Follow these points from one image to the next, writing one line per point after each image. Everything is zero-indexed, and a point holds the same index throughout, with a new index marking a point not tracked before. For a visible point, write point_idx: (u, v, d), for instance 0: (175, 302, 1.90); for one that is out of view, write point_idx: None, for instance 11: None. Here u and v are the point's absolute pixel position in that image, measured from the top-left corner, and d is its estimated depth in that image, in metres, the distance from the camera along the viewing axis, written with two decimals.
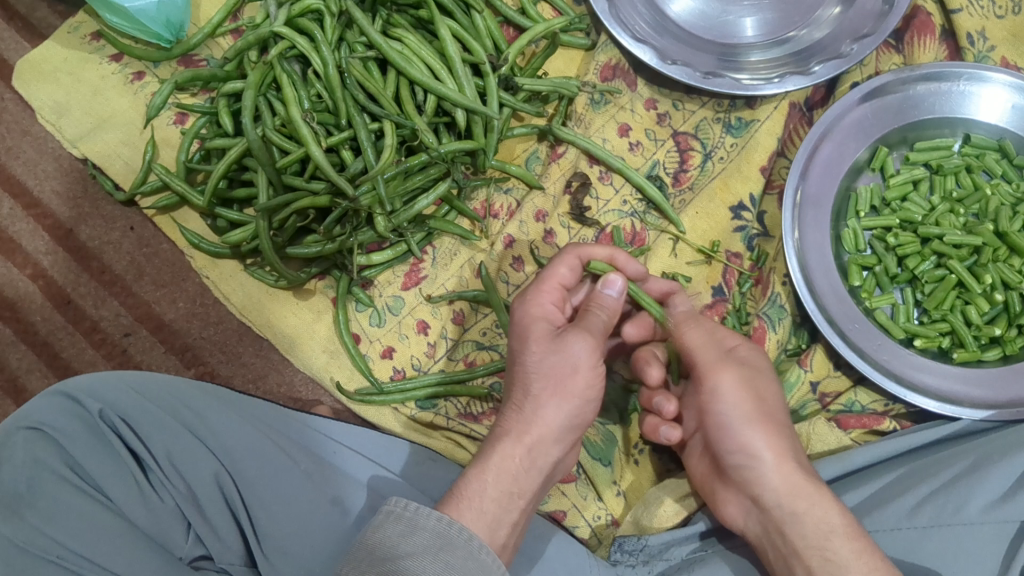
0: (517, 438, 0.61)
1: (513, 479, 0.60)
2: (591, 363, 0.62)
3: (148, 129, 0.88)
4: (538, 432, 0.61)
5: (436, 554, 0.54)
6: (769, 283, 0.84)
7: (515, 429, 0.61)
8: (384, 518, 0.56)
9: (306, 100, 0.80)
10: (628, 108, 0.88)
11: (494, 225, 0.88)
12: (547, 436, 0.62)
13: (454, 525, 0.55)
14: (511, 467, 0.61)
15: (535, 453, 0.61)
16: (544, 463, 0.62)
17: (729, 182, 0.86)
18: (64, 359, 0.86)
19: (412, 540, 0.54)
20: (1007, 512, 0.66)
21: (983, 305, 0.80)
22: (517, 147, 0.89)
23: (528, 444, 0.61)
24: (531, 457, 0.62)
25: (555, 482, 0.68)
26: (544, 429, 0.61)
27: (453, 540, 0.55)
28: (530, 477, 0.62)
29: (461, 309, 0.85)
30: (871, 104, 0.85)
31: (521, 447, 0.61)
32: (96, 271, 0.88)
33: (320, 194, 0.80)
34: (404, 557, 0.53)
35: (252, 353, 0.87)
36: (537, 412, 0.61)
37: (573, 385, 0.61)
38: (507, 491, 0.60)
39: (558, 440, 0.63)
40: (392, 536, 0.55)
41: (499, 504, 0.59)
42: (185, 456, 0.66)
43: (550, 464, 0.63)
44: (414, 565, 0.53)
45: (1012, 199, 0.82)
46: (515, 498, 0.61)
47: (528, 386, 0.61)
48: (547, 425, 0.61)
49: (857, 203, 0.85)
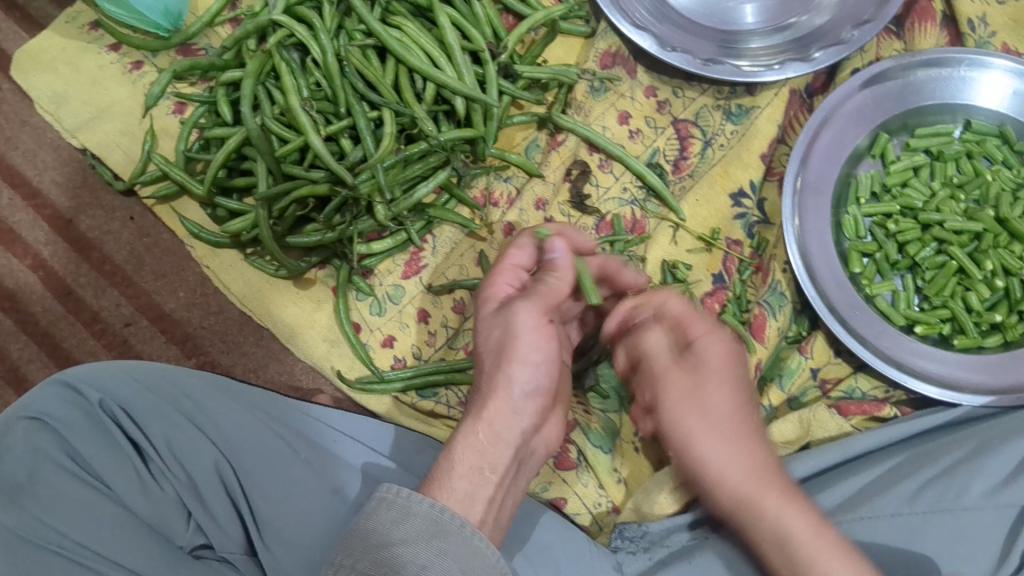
0: (482, 412, 0.60)
1: (480, 454, 0.59)
2: (540, 325, 0.61)
3: (147, 119, 0.88)
4: (502, 404, 0.60)
5: (429, 540, 0.54)
6: (769, 271, 0.84)
7: (479, 401, 0.61)
8: (377, 505, 0.56)
9: (305, 89, 0.79)
10: (628, 95, 0.87)
11: (494, 213, 0.87)
12: (513, 406, 0.61)
13: (446, 511, 0.55)
14: (477, 441, 0.60)
15: (497, 427, 0.60)
16: (510, 436, 0.61)
17: (729, 169, 0.86)
18: (65, 349, 0.86)
19: (405, 527, 0.54)
20: (1008, 497, 0.67)
21: (984, 291, 0.80)
22: (517, 134, 0.89)
23: (492, 418, 0.60)
24: (495, 431, 0.60)
25: (536, 463, 0.68)
26: (503, 401, 0.60)
27: (445, 528, 0.55)
28: (501, 446, 0.60)
29: (461, 298, 0.85)
30: (872, 90, 0.85)
31: (481, 424, 0.60)
32: (96, 262, 0.88)
33: (320, 183, 0.80)
34: (396, 544, 0.54)
35: (252, 343, 0.87)
36: (500, 386, 0.60)
37: (519, 349, 0.60)
38: (475, 467, 0.59)
39: (520, 413, 0.61)
40: (384, 522, 0.55)
41: (469, 479, 0.59)
42: (186, 445, 0.66)
43: (519, 436, 0.61)
44: (406, 552, 0.53)
45: (1012, 185, 0.82)
46: (486, 473, 0.60)
47: (490, 360, 0.62)
48: (506, 397, 0.60)
49: (857, 190, 0.84)
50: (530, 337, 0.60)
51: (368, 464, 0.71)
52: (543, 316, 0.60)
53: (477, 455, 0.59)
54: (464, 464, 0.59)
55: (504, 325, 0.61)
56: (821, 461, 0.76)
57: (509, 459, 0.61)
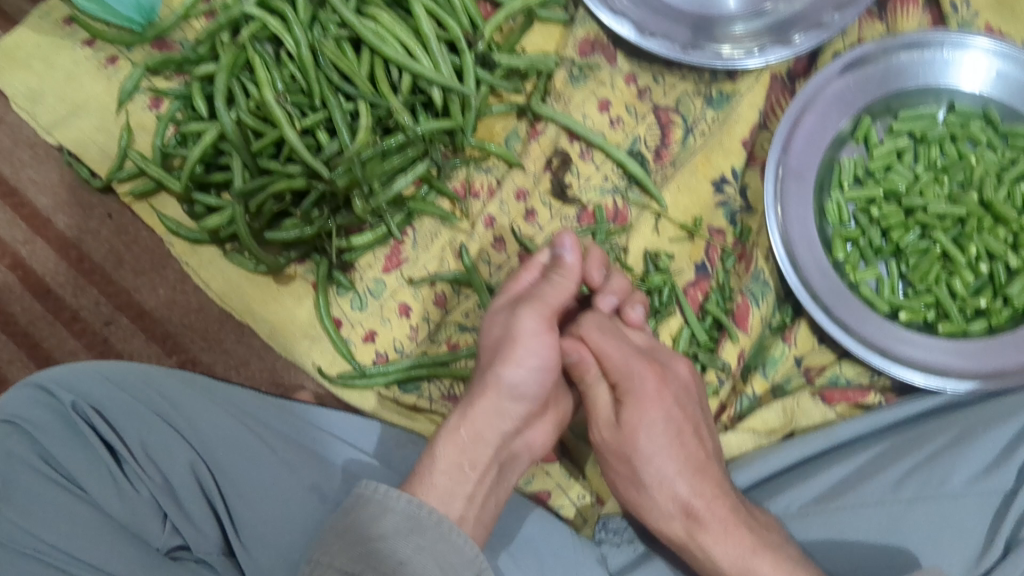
0: (468, 411, 0.62)
1: (460, 450, 0.60)
2: (543, 329, 0.62)
3: (123, 114, 0.87)
4: (488, 405, 0.62)
5: (407, 537, 0.54)
6: (752, 258, 0.83)
7: (468, 400, 0.62)
8: (356, 501, 0.56)
9: (280, 82, 0.78)
10: (608, 83, 0.86)
11: (475, 205, 0.86)
12: (501, 406, 0.62)
13: (424, 507, 0.56)
14: (463, 439, 0.61)
15: (480, 424, 0.61)
16: (494, 437, 0.62)
17: (711, 157, 0.85)
18: (45, 349, 0.86)
19: (384, 522, 0.54)
20: (990, 484, 0.67)
21: (968, 276, 0.79)
22: (496, 125, 0.87)
23: (476, 417, 0.62)
24: (478, 429, 0.62)
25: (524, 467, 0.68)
26: (492, 399, 0.62)
27: (424, 523, 0.55)
28: (485, 446, 0.62)
29: (443, 291, 0.85)
30: (854, 74, 0.84)
31: (466, 422, 0.61)
32: (74, 260, 0.87)
33: (296, 177, 0.78)
34: (376, 539, 0.53)
35: (234, 340, 0.86)
36: (490, 384, 0.62)
37: (516, 350, 0.62)
38: (457, 464, 0.60)
39: (507, 415, 0.62)
40: (364, 518, 0.54)
41: (449, 474, 0.59)
42: (161, 446, 0.66)
43: (502, 437, 0.62)
44: (387, 547, 0.53)
45: (997, 168, 0.81)
46: (467, 469, 0.60)
47: (486, 363, 0.64)
48: (496, 395, 0.62)
49: (840, 175, 0.84)
50: (530, 340, 0.61)
51: (349, 461, 0.71)
52: (546, 320, 0.62)
53: (458, 449, 0.60)
54: (448, 459, 0.60)
55: (508, 326, 0.63)
56: (804, 450, 0.76)
57: (491, 457, 0.62)
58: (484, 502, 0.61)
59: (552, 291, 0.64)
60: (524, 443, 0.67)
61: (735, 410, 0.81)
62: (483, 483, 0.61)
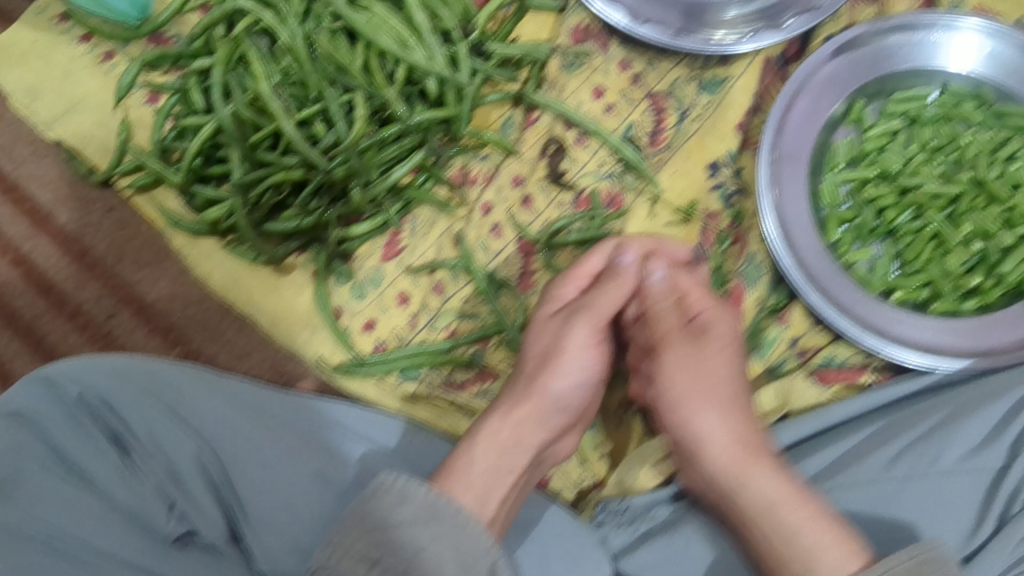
0: (513, 416, 0.65)
1: (500, 452, 0.63)
2: (595, 346, 0.67)
3: (121, 110, 0.87)
4: (534, 412, 0.65)
5: (425, 524, 0.55)
6: (747, 242, 0.84)
7: (514, 406, 0.65)
8: (374, 490, 0.56)
9: (276, 75, 0.79)
10: (602, 70, 0.87)
11: (472, 192, 0.87)
12: (547, 411, 0.65)
13: (442, 496, 0.56)
14: (505, 445, 0.63)
15: (521, 429, 0.64)
16: (533, 442, 0.65)
17: (705, 141, 0.86)
18: (49, 343, 0.87)
19: (403, 509, 0.55)
20: (983, 460, 0.68)
21: (963, 254, 0.79)
22: (492, 113, 0.88)
23: (523, 423, 0.64)
24: (519, 433, 0.64)
25: (543, 474, 0.70)
26: (533, 404, 0.65)
27: (442, 513, 0.56)
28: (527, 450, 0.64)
29: (442, 279, 0.85)
30: (846, 57, 0.84)
31: (506, 425, 0.64)
32: (76, 255, 0.88)
33: (294, 169, 0.79)
34: (396, 526, 0.54)
35: (235, 331, 0.87)
36: (536, 389, 0.65)
37: (562, 360, 0.66)
38: (496, 464, 0.62)
39: (546, 422, 0.65)
40: (383, 506, 0.55)
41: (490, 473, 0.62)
42: (167, 435, 0.67)
43: (541, 443, 0.65)
44: (404, 535, 0.54)
45: (991, 147, 0.81)
46: (505, 472, 0.63)
47: (530, 370, 0.67)
48: (537, 400, 0.65)
49: (833, 157, 0.85)
50: (574, 352, 0.66)
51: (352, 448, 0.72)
52: (592, 333, 0.66)
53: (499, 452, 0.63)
54: (488, 462, 0.62)
55: (554, 336, 0.67)
56: (800, 431, 0.77)
57: (528, 463, 0.64)
58: (515, 503, 0.64)
59: (602, 298, 0.67)
60: (555, 452, 0.70)
61: None
62: (518, 485, 0.63)
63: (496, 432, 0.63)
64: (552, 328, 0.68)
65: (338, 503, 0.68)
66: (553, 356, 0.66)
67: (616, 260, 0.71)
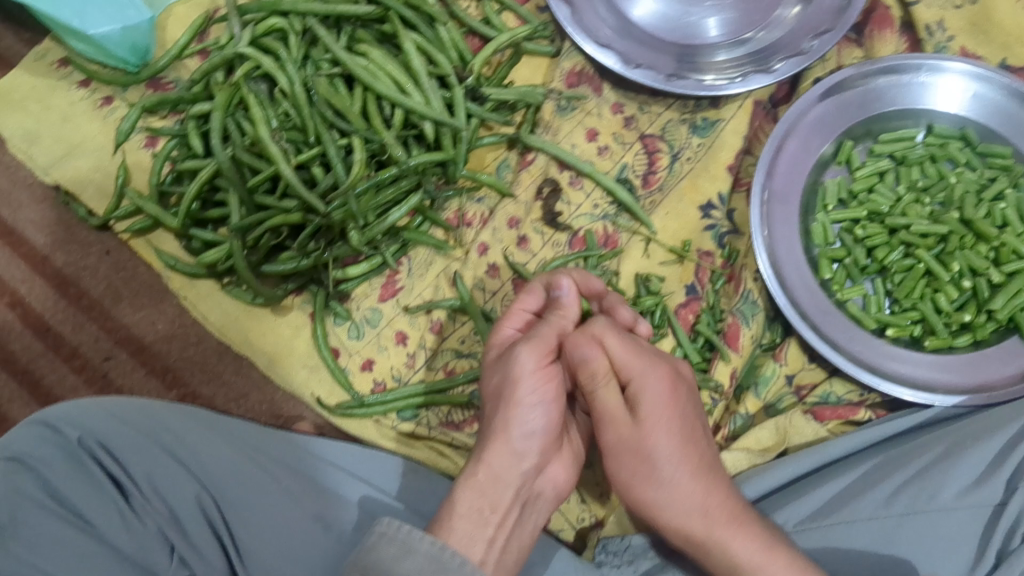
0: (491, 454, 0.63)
1: (480, 495, 0.61)
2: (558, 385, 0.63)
3: (119, 153, 0.88)
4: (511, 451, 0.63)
5: None
6: (741, 280, 0.85)
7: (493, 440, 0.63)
8: (378, 539, 0.56)
9: (274, 119, 0.80)
10: (596, 113, 0.89)
11: (468, 233, 0.88)
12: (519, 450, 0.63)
13: (446, 549, 0.56)
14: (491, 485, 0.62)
15: (498, 469, 0.62)
16: (514, 480, 0.63)
17: (697, 183, 0.87)
18: (46, 386, 0.87)
19: (406, 563, 0.54)
20: (980, 497, 0.68)
21: (953, 292, 0.81)
22: (488, 155, 0.89)
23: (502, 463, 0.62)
24: (497, 473, 0.62)
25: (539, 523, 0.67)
26: (505, 443, 0.63)
27: (447, 566, 0.55)
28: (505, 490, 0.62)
29: (439, 318, 0.86)
30: (833, 100, 0.86)
31: (481, 466, 0.62)
32: (73, 297, 0.88)
33: (293, 212, 0.80)
34: None
35: (233, 372, 0.87)
36: (501, 427, 0.63)
37: (518, 392, 0.62)
38: (476, 508, 0.61)
39: (524, 460, 0.63)
40: (387, 558, 0.55)
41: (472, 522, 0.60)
42: (167, 477, 0.66)
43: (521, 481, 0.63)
44: None
45: (977, 186, 0.83)
46: (486, 513, 0.61)
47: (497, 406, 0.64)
48: (507, 439, 0.63)
49: (824, 197, 0.86)
50: (529, 380, 0.62)
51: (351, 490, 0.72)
52: (545, 359, 0.63)
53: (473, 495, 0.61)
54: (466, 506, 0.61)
55: (505, 367, 0.64)
56: (797, 468, 0.77)
57: (510, 501, 0.62)
58: (505, 546, 0.62)
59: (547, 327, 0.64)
60: (546, 480, 0.67)
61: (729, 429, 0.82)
62: (504, 524, 0.62)
63: (473, 475, 0.62)
64: (499, 361, 0.65)
65: (337, 546, 0.68)
66: (509, 389, 0.63)
67: (554, 293, 0.68)
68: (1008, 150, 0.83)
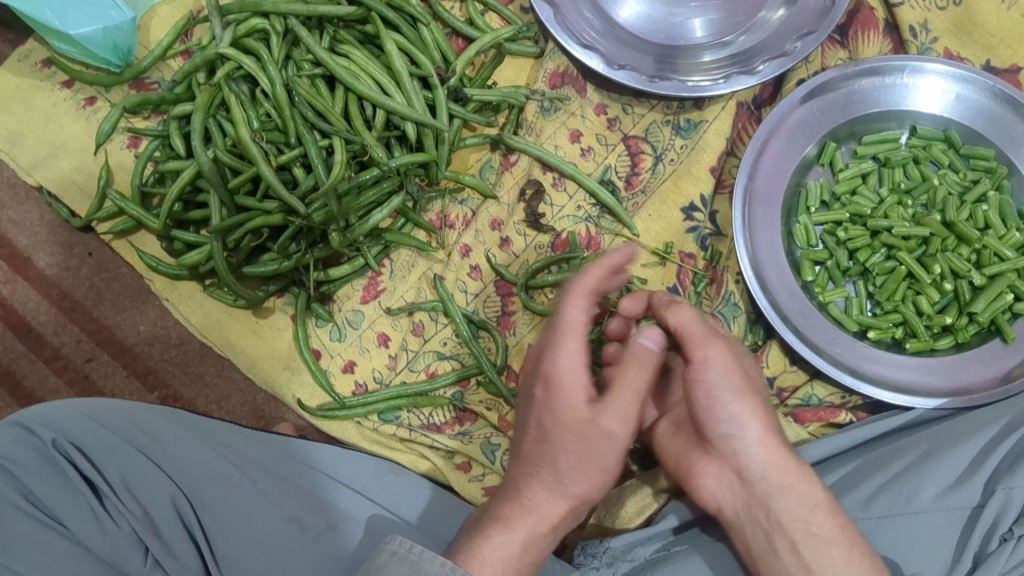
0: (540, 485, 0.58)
1: (532, 541, 0.58)
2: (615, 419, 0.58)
3: (102, 154, 0.88)
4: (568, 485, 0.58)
5: None
6: (723, 282, 0.85)
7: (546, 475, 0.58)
8: (388, 558, 0.54)
9: (255, 120, 0.80)
10: (579, 114, 0.88)
11: (450, 235, 0.88)
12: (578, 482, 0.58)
13: (457, 571, 0.53)
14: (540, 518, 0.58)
15: (550, 514, 0.58)
16: (561, 523, 0.60)
17: (680, 184, 0.87)
18: (27, 387, 0.87)
19: None
20: (957, 500, 0.68)
21: (934, 294, 0.81)
22: (471, 157, 0.89)
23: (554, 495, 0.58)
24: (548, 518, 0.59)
25: None
26: (560, 491, 0.58)
27: None
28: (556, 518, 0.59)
29: (421, 320, 0.85)
30: (816, 101, 0.86)
31: (530, 513, 0.58)
32: (56, 298, 0.88)
33: (273, 213, 0.80)
34: None
35: (214, 373, 0.87)
36: (554, 477, 0.58)
37: (587, 451, 0.57)
38: (523, 553, 0.58)
39: (573, 502, 0.60)
40: None
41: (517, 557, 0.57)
42: (143, 479, 0.66)
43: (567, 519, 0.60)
44: None
45: (959, 188, 0.84)
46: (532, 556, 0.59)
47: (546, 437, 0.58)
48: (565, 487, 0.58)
49: (807, 199, 0.86)
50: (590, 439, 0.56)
51: (330, 493, 0.72)
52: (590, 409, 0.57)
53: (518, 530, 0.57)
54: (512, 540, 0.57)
55: (558, 411, 0.57)
56: None
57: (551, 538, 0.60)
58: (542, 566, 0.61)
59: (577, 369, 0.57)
60: None
61: None
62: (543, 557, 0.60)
63: (523, 522, 0.58)
64: (547, 401, 0.58)
65: (314, 548, 0.68)
66: (567, 440, 0.57)
67: (584, 314, 0.59)
68: (991, 152, 0.83)
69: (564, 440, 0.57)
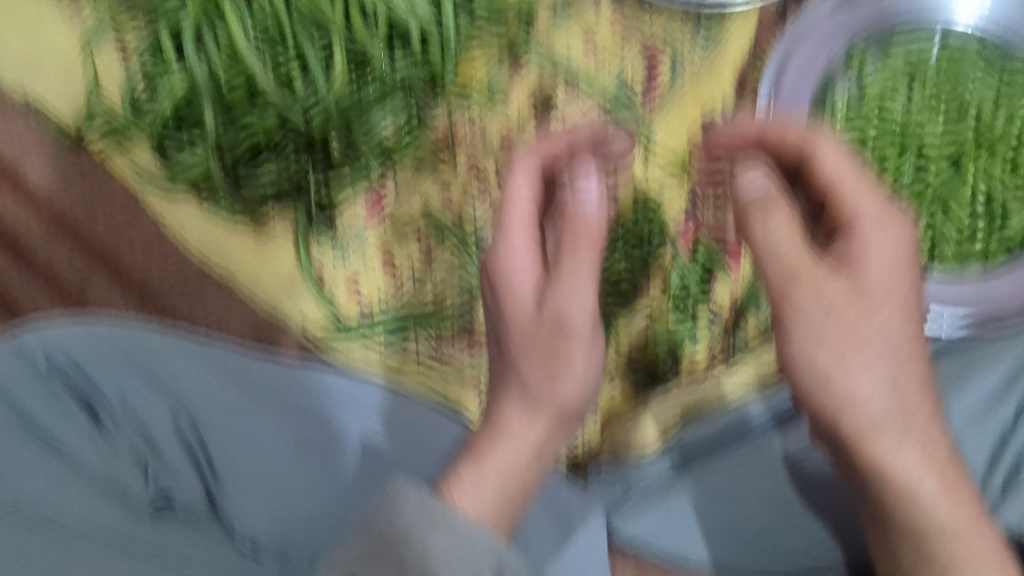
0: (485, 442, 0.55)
1: (517, 464, 0.66)
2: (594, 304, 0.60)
3: (86, 59, 0.82)
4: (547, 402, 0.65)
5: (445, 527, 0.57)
6: (745, 199, 0.80)
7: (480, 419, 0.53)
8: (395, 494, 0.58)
9: (249, 19, 0.76)
10: (593, 20, 0.83)
11: (457, 153, 0.82)
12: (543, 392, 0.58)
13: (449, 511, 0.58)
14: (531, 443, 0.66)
15: (542, 442, 0.66)
16: (551, 449, 0.68)
17: (700, 91, 0.82)
18: (24, 306, 0.84)
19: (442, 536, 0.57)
20: None
21: (963, 212, 0.78)
22: (478, 66, 0.81)
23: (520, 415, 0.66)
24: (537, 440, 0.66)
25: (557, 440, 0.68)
26: (550, 404, 0.65)
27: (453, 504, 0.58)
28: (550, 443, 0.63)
29: (428, 240, 0.82)
30: (848, 6, 0.80)
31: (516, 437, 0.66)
32: (46, 215, 0.84)
33: (270, 121, 0.76)
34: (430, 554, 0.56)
35: (212, 292, 0.83)
36: (536, 395, 0.65)
37: (555, 350, 0.64)
38: (515, 468, 0.66)
39: (557, 419, 0.66)
40: (413, 515, 0.57)
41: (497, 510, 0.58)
42: (164, 407, 0.68)
43: (547, 438, 0.66)
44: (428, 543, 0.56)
45: (994, 102, 0.79)
46: (522, 474, 0.66)
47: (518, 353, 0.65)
48: (556, 401, 0.65)
49: (834, 112, 0.80)
50: (565, 348, 0.64)
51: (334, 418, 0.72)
52: (545, 317, 0.64)
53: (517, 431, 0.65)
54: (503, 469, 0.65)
55: (534, 321, 0.64)
56: (797, 396, 0.78)
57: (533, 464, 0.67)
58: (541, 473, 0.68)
59: (522, 280, 0.64)
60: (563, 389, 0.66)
61: (727, 356, 0.80)
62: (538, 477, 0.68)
63: (511, 444, 0.66)
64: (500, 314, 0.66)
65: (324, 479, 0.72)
66: (547, 354, 0.64)
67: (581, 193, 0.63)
68: None
69: (532, 356, 0.64)
